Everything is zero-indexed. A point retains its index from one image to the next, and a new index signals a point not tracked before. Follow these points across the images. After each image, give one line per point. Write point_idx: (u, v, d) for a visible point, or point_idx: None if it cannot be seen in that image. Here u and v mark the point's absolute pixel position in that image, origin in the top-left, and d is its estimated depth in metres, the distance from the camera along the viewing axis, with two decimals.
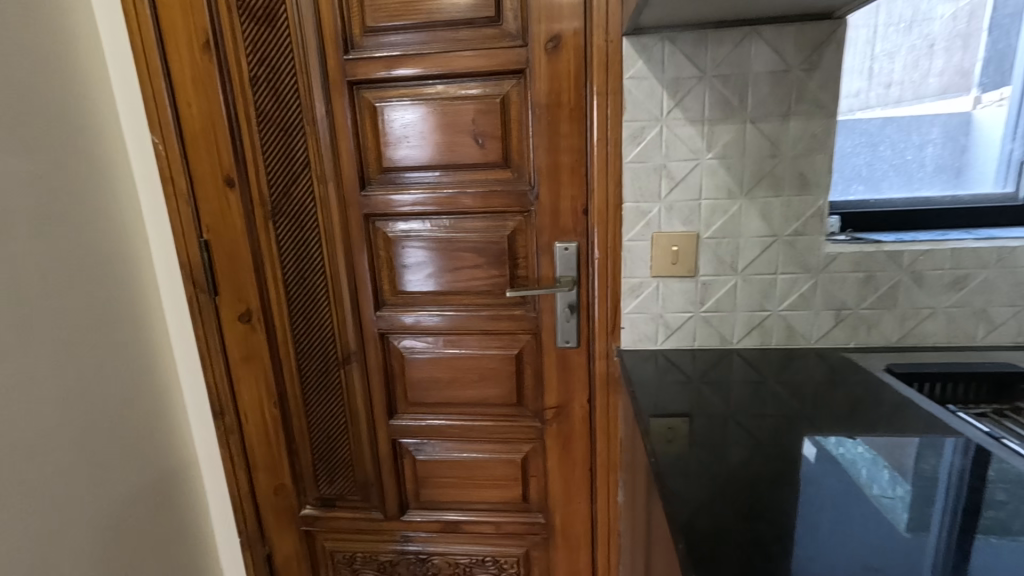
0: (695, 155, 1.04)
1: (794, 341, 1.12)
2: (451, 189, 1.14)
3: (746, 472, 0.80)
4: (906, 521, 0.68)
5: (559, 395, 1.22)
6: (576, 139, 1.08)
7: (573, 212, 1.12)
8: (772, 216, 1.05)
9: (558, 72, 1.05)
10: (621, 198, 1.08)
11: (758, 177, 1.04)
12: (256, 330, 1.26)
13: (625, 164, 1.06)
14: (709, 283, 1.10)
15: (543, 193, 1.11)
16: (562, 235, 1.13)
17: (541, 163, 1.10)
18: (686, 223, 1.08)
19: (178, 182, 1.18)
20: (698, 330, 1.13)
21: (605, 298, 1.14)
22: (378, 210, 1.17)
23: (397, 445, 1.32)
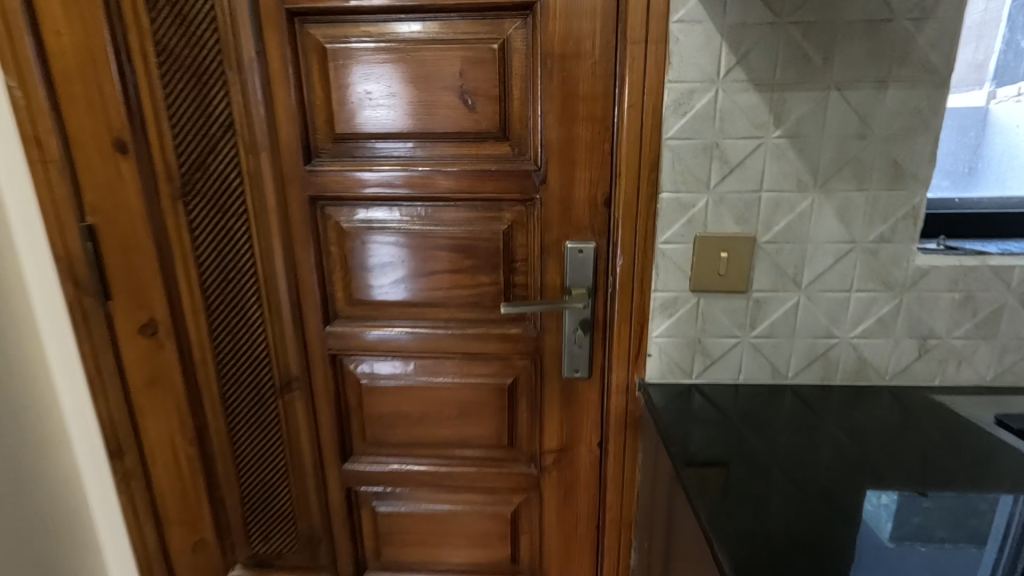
0: (758, 131, 0.78)
1: (864, 377, 0.88)
2: (429, 167, 0.85)
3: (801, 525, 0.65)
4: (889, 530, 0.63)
5: (562, 437, 0.96)
6: (599, 106, 0.80)
7: (590, 203, 0.84)
8: (852, 217, 0.80)
9: (579, 10, 0.77)
10: (655, 187, 0.81)
11: (839, 164, 0.78)
12: (164, 348, 0.95)
13: (664, 141, 0.79)
14: (764, 301, 0.85)
15: (552, 176, 0.84)
16: (575, 233, 0.86)
17: (551, 137, 0.82)
18: (740, 222, 0.82)
19: (48, 144, 0.85)
20: (745, 360, 0.88)
21: (628, 318, 0.87)
22: (329, 192, 0.88)
23: (352, 494, 1.04)
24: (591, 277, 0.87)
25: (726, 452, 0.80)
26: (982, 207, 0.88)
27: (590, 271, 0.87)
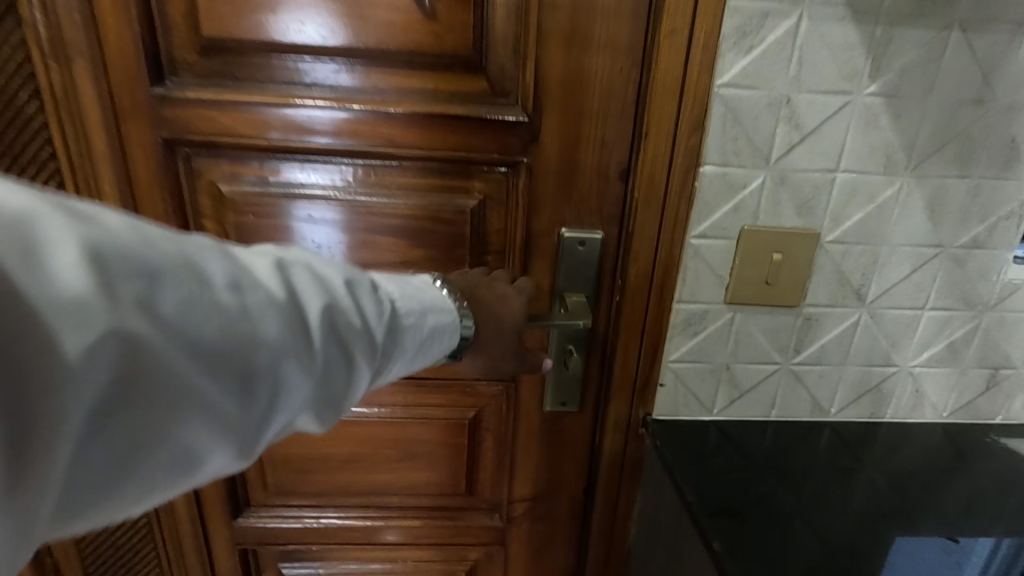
0: (847, 85, 0.54)
1: (916, 413, 0.71)
2: (361, 106, 0.56)
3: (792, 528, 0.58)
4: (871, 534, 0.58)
5: (537, 483, 0.73)
6: (624, 28, 0.54)
7: (600, 174, 0.59)
8: (943, 213, 0.60)
9: None
10: (694, 157, 0.56)
11: (941, 140, 0.57)
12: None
13: (714, 90, 0.54)
14: (816, 318, 0.64)
15: (548, 131, 0.58)
16: (573, 215, 0.61)
17: (550, 71, 0.55)
18: (803, 213, 0.59)
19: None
20: (782, 392, 0.68)
21: (640, 337, 0.64)
22: (196, 135, 0.56)
23: (246, 553, 0.77)
24: (592, 279, 0.62)
25: (749, 504, 0.61)
26: None
27: (591, 269, 0.62)
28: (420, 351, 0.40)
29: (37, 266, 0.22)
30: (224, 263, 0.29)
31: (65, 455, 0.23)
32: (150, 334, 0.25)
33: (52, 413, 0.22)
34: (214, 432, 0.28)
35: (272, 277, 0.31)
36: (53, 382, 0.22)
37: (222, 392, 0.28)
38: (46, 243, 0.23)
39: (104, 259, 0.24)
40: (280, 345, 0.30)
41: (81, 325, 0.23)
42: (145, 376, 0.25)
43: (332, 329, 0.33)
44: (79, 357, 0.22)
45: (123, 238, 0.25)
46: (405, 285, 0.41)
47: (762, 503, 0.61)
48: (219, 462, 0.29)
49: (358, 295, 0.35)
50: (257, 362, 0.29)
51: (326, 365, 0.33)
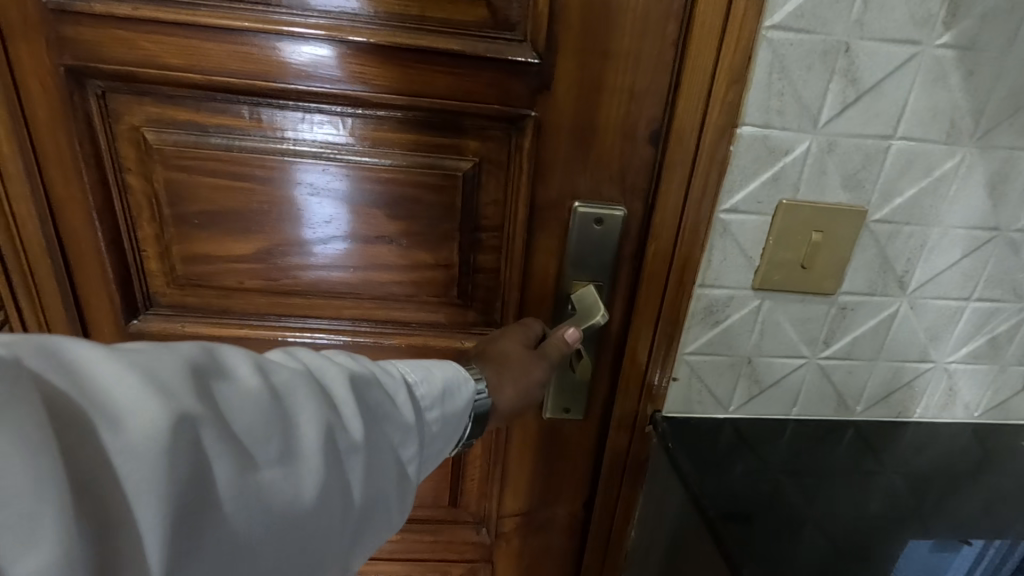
0: (918, 32, 0.45)
1: (946, 413, 0.64)
2: (324, 34, 0.46)
3: (815, 533, 0.52)
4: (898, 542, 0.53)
5: (531, 495, 0.66)
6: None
7: (626, 136, 0.50)
8: (1005, 191, 0.52)
9: None
10: (733, 117, 0.47)
11: (1015, 104, 0.48)
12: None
13: (761, 32, 0.45)
14: (851, 308, 0.56)
15: (563, 78, 0.48)
16: (583, 181, 0.52)
17: (568, 4, 0.46)
18: (850, 187, 0.50)
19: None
20: (806, 390, 0.61)
21: (655, 326, 0.56)
22: (111, 66, 0.48)
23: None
24: (610, 264, 0.54)
25: (761, 504, 0.54)
26: None
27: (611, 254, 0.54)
28: (441, 432, 0.39)
29: (97, 396, 0.24)
30: (250, 356, 0.31)
31: (153, 562, 0.23)
32: (209, 425, 0.26)
33: (125, 521, 0.23)
34: (294, 519, 0.29)
35: (297, 363, 0.33)
36: (134, 476, 0.23)
37: (291, 475, 0.29)
38: (99, 368, 0.25)
39: (159, 371, 0.26)
40: (328, 416, 0.31)
41: (144, 423, 0.24)
42: (212, 471, 0.26)
43: (363, 398, 0.34)
44: (152, 453, 0.24)
45: (167, 351, 0.28)
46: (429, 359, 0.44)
47: (775, 506, 0.55)
48: (300, 555, 0.30)
49: (374, 366, 0.37)
50: (310, 442, 0.30)
51: (372, 443, 0.33)
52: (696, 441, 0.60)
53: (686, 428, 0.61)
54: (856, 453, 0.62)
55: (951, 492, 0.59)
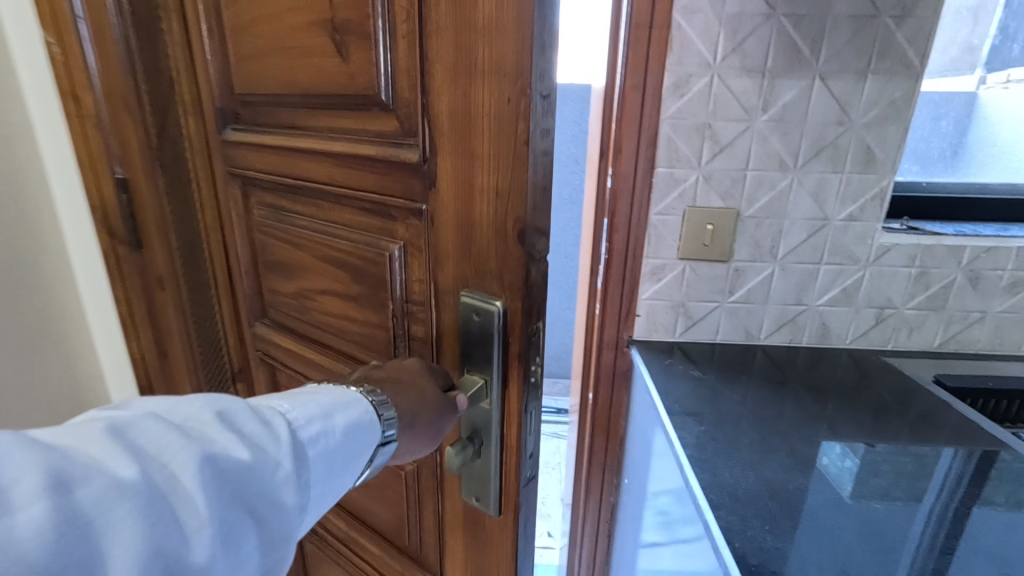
0: (748, 115, 0.85)
1: (826, 341, 0.99)
2: (318, 147, 0.67)
3: (734, 406, 0.85)
4: (789, 412, 0.83)
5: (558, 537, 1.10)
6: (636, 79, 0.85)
7: (476, 230, 0.54)
8: (826, 197, 0.89)
9: None
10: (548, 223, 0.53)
11: (817, 149, 0.86)
12: (138, 327, 1.06)
13: (661, 119, 0.86)
14: (743, 270, 0.94)
15: (444, 177, 0.55)
16: (477, 271, 0.55)
17: (439, 119, 0.53)
18: (725, 198, 0.90)
19: (63, 100, 0.91)
20: (723, 322, 0.98)
21: (535, 395, 0.59)
22: (240, 169, 0.81)
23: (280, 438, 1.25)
24: (493, 360, 0.56)
25: (704, 394, 0.88)
26: (909, 194, 1.05)
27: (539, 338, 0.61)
28: (322, 459, 0.45)
29: None
30: (42, 474, 0.30)
31: None
32: None
33: None
34: None
35: (132, 465, 0.33)
36: None
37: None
38: None
39: None
40: (157, 526, 0.32)
41: None
42: None
43: (222, 476, 0.36)
44: None
45: None
46: (305, 407, 0.46)
47: (703, 391, 0.88)
48: None
49: (240, 446, 0.38)
50: (136, 546, 0.31)
51: (219, 532, 0.35)
52: (659, 355, 0.98)
53: (653, 350, 0.98)
54: (774, 369, 0.94)
55: (843, 396, 0.88)
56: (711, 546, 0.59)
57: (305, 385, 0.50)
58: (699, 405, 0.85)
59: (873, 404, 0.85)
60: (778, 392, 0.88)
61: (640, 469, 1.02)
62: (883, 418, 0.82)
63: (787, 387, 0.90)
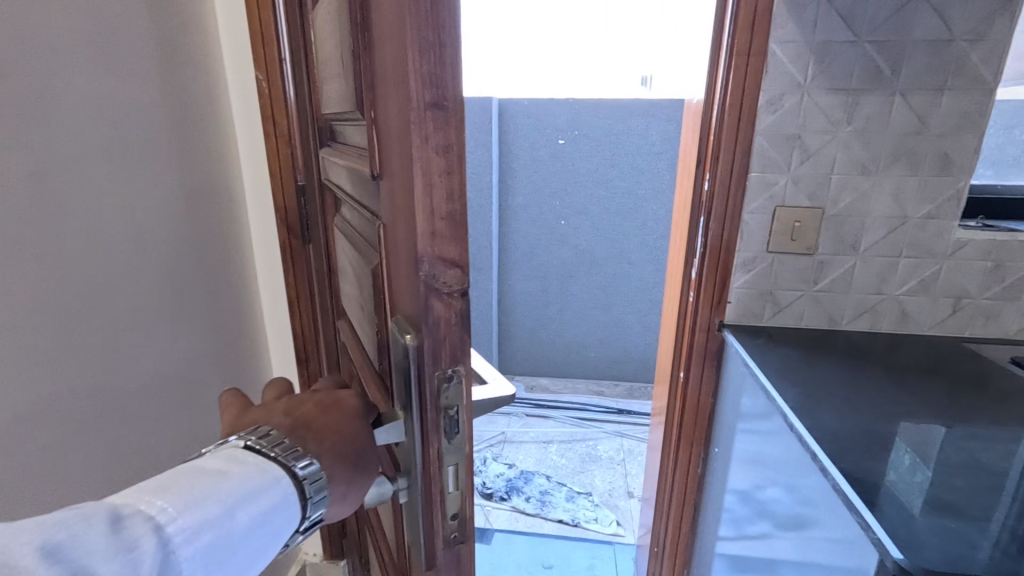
0: (833, 126, 0.99)
1: (905, 327, 1.09)
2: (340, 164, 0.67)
3: (827, 375, 0.96)
4: (881, 381, 0.94)
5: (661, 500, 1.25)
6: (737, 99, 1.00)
7: (399, 260, 0.48)
8: (905, 197, 1.01)
9: (744, 20, 0.95)
10: (463, 255, 0.44)
11: (897, 156, 0.99)
12: (305, 308, 1.26)
13: (756, 130, 1.01)
14: (826, 262, 1.07)
15: (387, 197, 0.49)
16: (404, 305, 0.48)
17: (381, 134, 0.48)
18: (812, 198, 1.04)
19: (264, 124, 1.13)
20: (807, 309, 1.11)
21: (457, 450, 0.50)
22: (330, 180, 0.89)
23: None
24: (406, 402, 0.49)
25: (795, 364, 0.99)
26: (982, 196, 1.15)
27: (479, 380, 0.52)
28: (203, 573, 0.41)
29: None
30: None
31: None
32: None
33: None
34: None
35: None
36: None
37: None
38: None
39: None
40: None
41: None
42: None
43: None
44: None
45: None
46: (195, 509, 0.42)
47: (796, 362, 1.00)
48: None
49: None
50: None
51: None
52: (748, 334, 1.11)
53: (744, 332, 1.11)
54: (858, 347, 1.05)
55: (924, 371, 0.97)
56: (818, 466, 0.72)
57: (201, 466, 0.46)
58: (794, 371, 0.97)
59: (953, 379, 0.94)
60: (865, 365, 0.99)
61: (730, 434, 1.15)
62: (968, 390, 0.91)
63: (873, 362, 1.00)
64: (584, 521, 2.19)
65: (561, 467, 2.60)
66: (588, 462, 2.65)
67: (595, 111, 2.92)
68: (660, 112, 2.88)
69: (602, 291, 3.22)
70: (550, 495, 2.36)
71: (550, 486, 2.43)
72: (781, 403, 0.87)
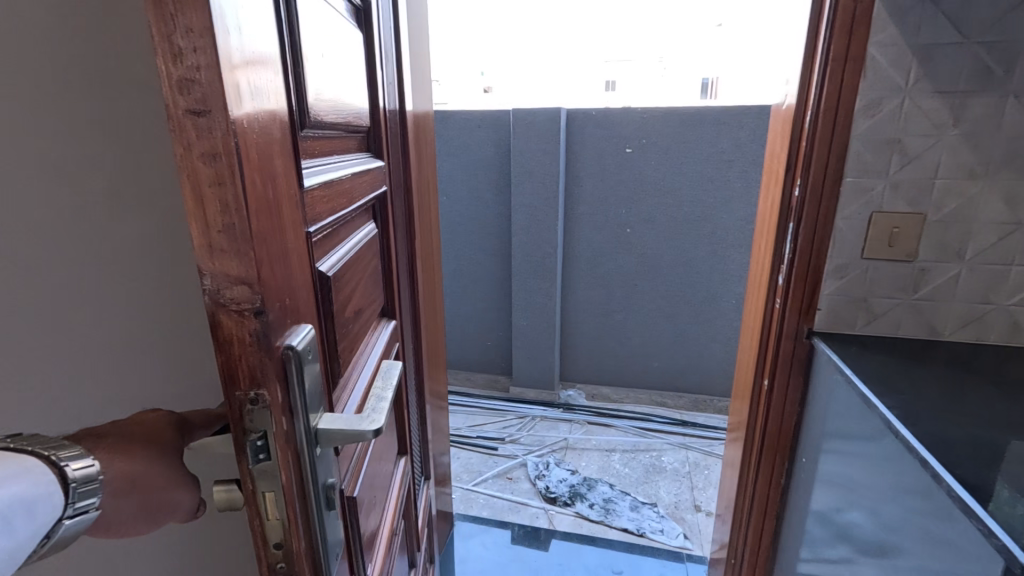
0: (937, 130, 0.97)
1: (1016, 339, 1.03)
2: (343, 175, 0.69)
3: (930, 383, 0.93)
4: (991, 392, 0.90)
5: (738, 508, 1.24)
6: (835, 105, 0.98)
7: None
8: (1018, 202, 0.96)
9: (842, 26, 0.94)
10: (252, 273, 0.39)
11: (1009, 159, 0.95)
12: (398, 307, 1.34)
13: (852, 136, 1.00)
14: (927, 269, 1.04)
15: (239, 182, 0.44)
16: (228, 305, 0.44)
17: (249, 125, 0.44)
18: (913, 203, 1.01)
19: None
20: (905, 317, 1.07)
21: (268, 477, 0.44)
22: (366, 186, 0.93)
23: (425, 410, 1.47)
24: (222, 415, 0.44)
25: (893, 372, 0.96)
26: None
27: (305, 404, 0.47)
28: None
29: None
30: None
31: None
32: None
33: None
34: None
35: None
36: None
37: None
38: None
39: None
40: None
41: None
42: None
43: None
44: None
45: None
46: None
47: (891, 369, 0.98)
48: None
49: None
50: None
51: None
52: (835, 343, 1.08)
53: (835, 341, 1.08)
54: (961, 357, 1.01)
55: None
56: (928, 473, 0.71)
57: None
58: (893, 379, 0.94)
59: None
60: (970, 376, 0.95)
61: (817, 443, 1.12)
62: None
63: (978, 372, 0.96)
64: (649, 531, 2.17)
65: (625, 476, 2.58)
66: (653, 473, 2.61)
67: (664, 120, 2.91)
68: (732, 118, 2.82)
69: (667, 301, 3.17)
70: (614, 504, 2.35)
71: (614, 495, 2.42)
72: (882, 409, 0.85)
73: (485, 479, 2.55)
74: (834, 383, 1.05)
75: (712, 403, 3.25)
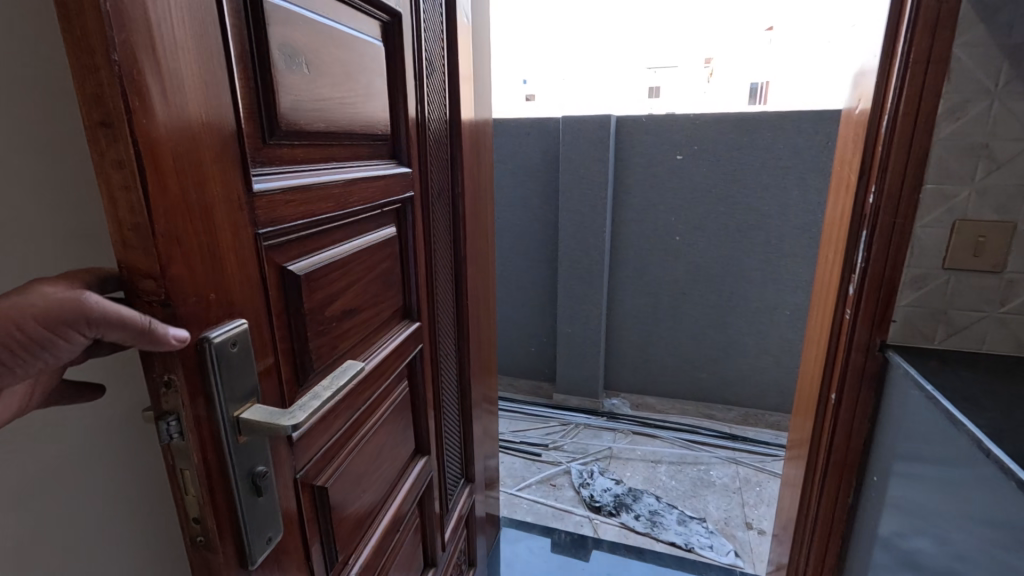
0: None
1: None
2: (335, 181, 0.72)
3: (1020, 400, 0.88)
4: None
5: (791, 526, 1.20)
6: (915, 109, 0.95)
7: None
8: None
9: (925, 28, 0.91)
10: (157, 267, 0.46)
11: None
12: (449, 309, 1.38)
13: (934, 141, 0.96)
14: (1016, 281, 0.99)
15: None
16: None
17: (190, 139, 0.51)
18: (1001, 211, 0.97)
19: None
20: (990, 331, 1.02)
21: (182, 456, 0.51)
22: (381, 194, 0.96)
23: (468, 412, 1.49)
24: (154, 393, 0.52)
25: (978, 388, 0.91)
26: None
27: (221, 395, 0.53)
28: None
29: None
30: None
31: None
32: None
33: None
34: None
35: None
36: None
37: None
38: None
39: None
40: None
41: None
42: None
43: None
44: None
45: None
46: None
47: (973, 385, 0.92)
48: None
49: None
50: None
51: None
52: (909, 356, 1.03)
53: (913, 354, 1.03)
54: None
55: None
56: None
57: None
58: (978, 395, 0.89)
59: None
60: None
61: (888, 461, 1.07)
62: None
63: None
64: (698, 546, 2.11)
65: (672, 489, 2.53)
66: (701, 487, 2.55)
67: (716, 126, 2.85)
68: (789, 124, 2.74)
69: (716, 311, 3.10)
70: (661, 516, 2.30)
71: (661, 507, 2.37)
72: (968, 426, 0.81)
73: (529, 485, 2.54)
74: (910, 399, 1.00)
75: (762, 417, 3.15)
